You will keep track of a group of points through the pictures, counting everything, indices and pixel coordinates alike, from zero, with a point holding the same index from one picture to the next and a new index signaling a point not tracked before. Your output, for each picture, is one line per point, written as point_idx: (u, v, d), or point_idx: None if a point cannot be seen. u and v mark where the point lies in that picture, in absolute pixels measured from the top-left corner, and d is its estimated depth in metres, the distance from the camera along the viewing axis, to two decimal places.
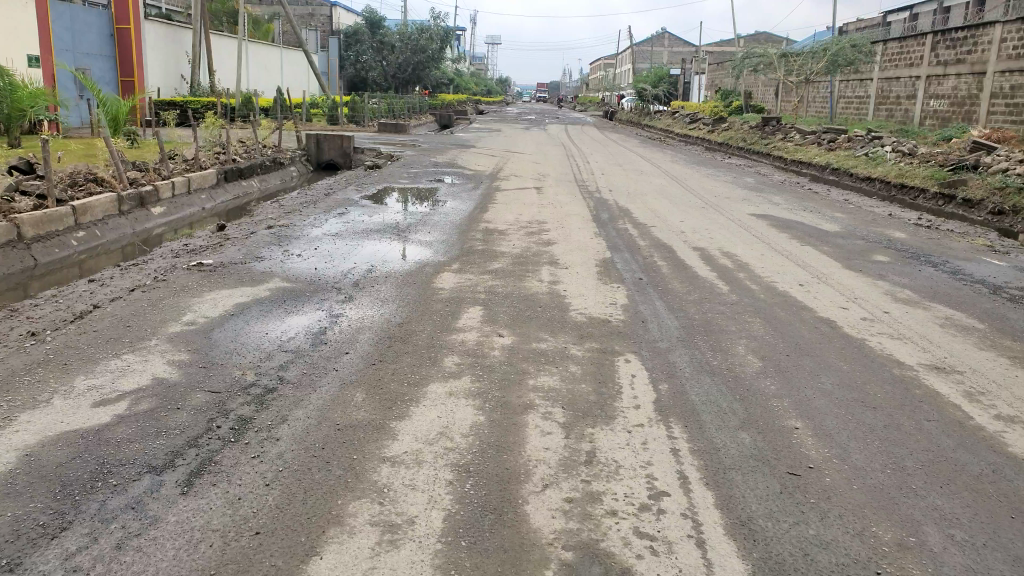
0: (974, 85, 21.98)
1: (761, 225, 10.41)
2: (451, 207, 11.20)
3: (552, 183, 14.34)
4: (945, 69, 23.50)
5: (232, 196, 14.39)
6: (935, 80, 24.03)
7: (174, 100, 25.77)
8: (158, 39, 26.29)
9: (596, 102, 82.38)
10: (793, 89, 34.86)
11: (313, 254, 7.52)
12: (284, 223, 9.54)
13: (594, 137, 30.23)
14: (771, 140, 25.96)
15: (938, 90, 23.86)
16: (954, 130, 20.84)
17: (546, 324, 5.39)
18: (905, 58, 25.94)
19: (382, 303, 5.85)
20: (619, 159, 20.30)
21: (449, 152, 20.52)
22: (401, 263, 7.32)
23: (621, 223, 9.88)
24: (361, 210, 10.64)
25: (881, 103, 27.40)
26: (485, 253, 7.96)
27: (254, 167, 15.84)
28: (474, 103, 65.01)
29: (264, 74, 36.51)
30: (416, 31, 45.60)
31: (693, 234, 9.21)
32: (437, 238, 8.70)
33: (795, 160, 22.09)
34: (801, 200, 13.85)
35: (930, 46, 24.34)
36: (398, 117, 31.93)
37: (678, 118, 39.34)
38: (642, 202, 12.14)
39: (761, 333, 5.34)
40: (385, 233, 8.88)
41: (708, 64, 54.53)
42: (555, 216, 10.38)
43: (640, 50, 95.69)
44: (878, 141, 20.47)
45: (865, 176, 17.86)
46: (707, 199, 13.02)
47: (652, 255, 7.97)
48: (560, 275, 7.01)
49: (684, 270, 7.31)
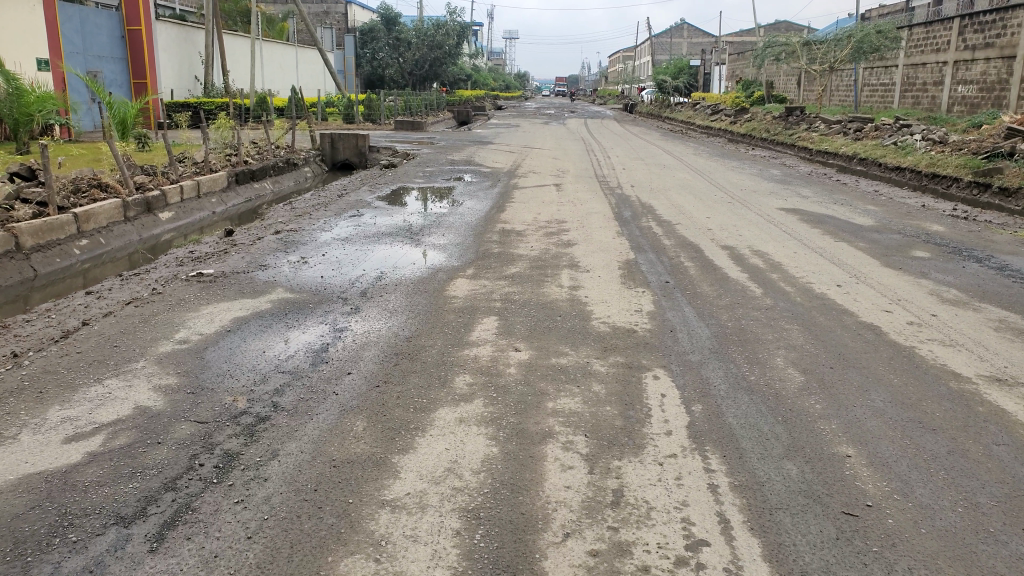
0: (1004, 69, 21.11)
1: (791, 220, 9.87)
2: (467, 206, 10.81)
3: (572, 179, 13.91)
4: (973, 53, 22.63)
5: (244, 199, 14.14)
6: (963, 65, 23.17)
7: (188, 102, 25.72)
8: (170, 40, 26.31)
9: (615, 95, 81.61)
10: (816, 78, 34.02)
11: (321, 262, 7.22)
12: (293, 227, 9.23)
13: (614, 130, 29.73)
14: (795, 130, 25.28)
15: (966, 76, 22.99)
16: (984, 117, 20.05)
17: (563, 335, 4.95)
18: (931, 43, 24.98)
19: (390, 313, 5.52)
20: (639, 153, 19.78)
21: (465, 150, 20.13)
22: (413, 269, 6.96)
23: (644, 222, 9.43)
24: (372, 211, 10.30)
25: (908, 90, 26.52)
26: (500, 256, 7.56)
27: (267, 169, 15.58)
28: (492, 99, 64.52)
29: (279, 74, 36.52)
30: (432, 28, 45.26)
31: (721, 232, 8.72)
32: (452, 240, 8.33)
33: (822, 149, 21.39)
34: (829, 192, 13.25)
35: (958, 31, 23.42)
36: (415, 115, 31.71)
37: (698, 109, 38.63)
38: (664, 198, 11.66)
39: (800, 342, 4.84)
40: (397, 236, 8.54)
41: (729, 54, 53.54)
42: (574, 215, 9.96)
43: (659, 42, 94.62)
44: (907, 129, 19.72)
45: (894, 166, 17.19)
46: (732, 193, 12.49)
47: (678, 255, 7.51)
48: (580, 279, 6.59)
49: (713, 271, 6.84)
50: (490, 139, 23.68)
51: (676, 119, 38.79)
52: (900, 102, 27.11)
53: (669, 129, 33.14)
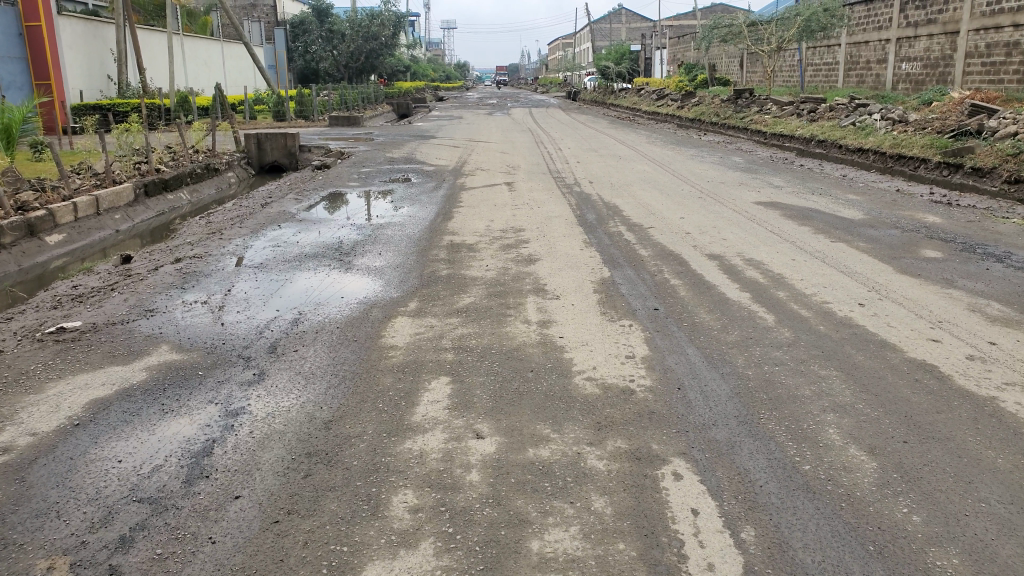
0: (948, 45, 20.68)
1: (773, 217, 8.82)
2: (409, 214, 9.42)
3: (524, 177, 12.65)
4: (916, 30, 22.14)
5: (156, 213, 12.44)
6: (906, 42, 22.68)
7: (98, 103, 23.45)
8: (77, 36, 23.95)
9: (557, 83, 80.57)
10: (760, 59, 33.44)
11: (223, 301, 5.81)
12: (198, 251, 7.72)
13: (562, 120, 28.52)
14: (747, 113, 24.52)
15: (909, 53, 22.53)
16: (932, 94, 19.57)
17: (539, 406, 3.69)
18: (872, 21, 24.49)
19: (308, 380, 4.18)
20: (591, 144, 18.66)
21: (405, 146, 18.66)
22: (340, 306, 5.59)
23: (612, 226, 8.26)
24: (297, 225, 8.84)
25: (851, 69, 26.06)
26: (449, 281, 6.24)
27: (182, 177, 13.85)
28: (433, 90, 62.66)
29: (203, 71, 34.25)
30: (366, 18, 42.99)
31: (702, 236, 7.59)
32: (389, 261, 6.98)
33: (776, 133, 20.63)
34: (801, 180, 12.33)
35: (899, 8, 22.91)
36: (352, 110, 30.10)
37: (644, 95, 37.79)
38: (629, 195, 10.52)
39: (851, 402, 3.70)
40: (324, 258, 7.14)
41: (670, 38, 52.91)
42: (533, 221, 8.71)
43: (599, 30, 94.03)
44: (863, 109, 19.04)
45: (856, 147, 16.41)
46: (700, 186, 11.42)
47: (661, 270, 6.34)
48: (549, 310, 5.34)
49: (707, 291, 5.68)
50: (431, 133, 22.20)
51: (621, 105, 37.88)
52: (844, 82, 26.69)
53: (617, 116, 32.18)
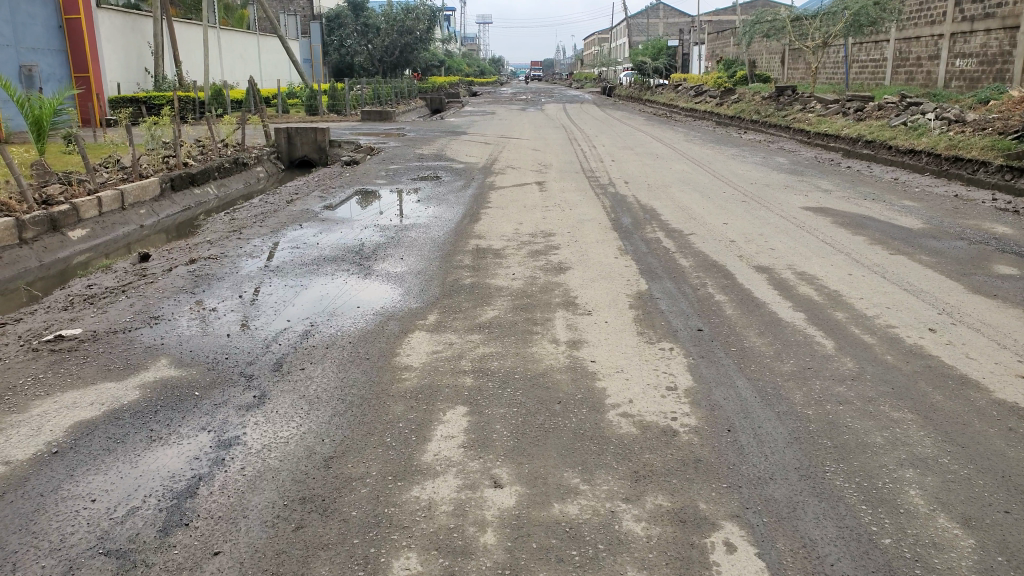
0: (1007, 41, 19.62)
1: (825, 224, 8.23)
2: (434, 215, 9.02)
3: (556, 175, 12.20)
4: (971, 25, 21.09)
5: (182, 207, 12.26)
6: (960, 38, 21.64)
7: (134, 96, 23.52)
8: (116, 29, 24.07)
9: (592, 80, 79.73)
10: (803, 55, 32.38)
11: (233, 308, 5.47)
12: (215, 251, 7.41)
13: (597, 116, 27.93)
14: (789, 111, 23.65)
15: (965, 49, 21.47)
16: (990, 92, 18.57)
17: (566, 449, 3.25)
18: (925, 15, 23.42)
19: (312, 407, 3.78)
20: (626, 141, 18.09)
21: (435, 142, 18.30)
22: (355, 318, 5.20)
23: (649, 231, 7.76)
24: (318, 226, 8.49)
25: (900, 66, 25.01)
26: (473, 291, 5.82)
27: (210, 171, 13.68)
28: (466, 85, 62.26)
29: (239, 64, 34.38)
30: (401, 12, 42.85)
31: (747, 245, 7.05)
32: (410, 266, 6.59)
33: (820, 132, 19.80)
34: (850, 183, 11.66)
35: (954, 1, 21.90)
36: (385, 104, 29.93)
37: (680, 92, 36.94)
38: (666, 197, 9.97)
39: (933, 455, 3.17)
40: (343, 262, 6.77)
41: (709, 34, 51.76)
42: (564, 225, 8.24)
43: (637, 26, 92.82)
44: (916, 108, 18.13)
45: (907, 148, 15.57)
46: (742, 188, 10.80)
47: (704, 283, 5.82)
48: (579, 327, 4.87)
49: (757, 310, 5.17)
50: (463, 129, 21.82)
51: (658, 102, 37.02)
52: (892, 79, 25.61)
53: (653, 113, 31.43)
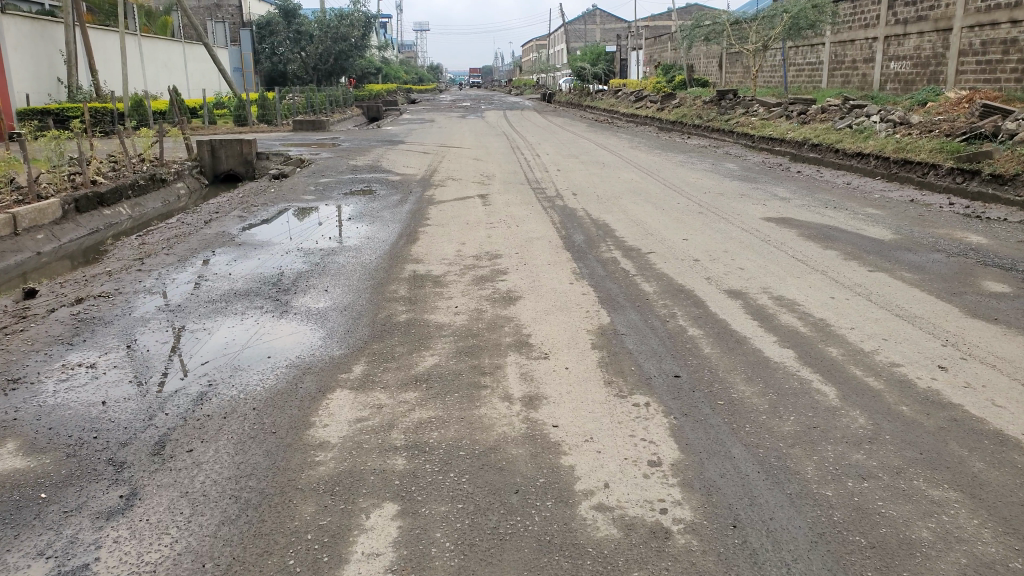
0: (939, 43, 19.79)
1: (792, 238, 7.70)
2: (365, 236, 8.10)
3: (499, 187, 11.44)
4: (905, 28, 21.25)
5: (89, 230, 10.99)
6: (894, 40, 21.80)
7: (47, 108, 21.70)
8: (24, 36, 22.27)
9: (532, 85, 79.53)
10: (741, 59, 32.52)
11: (115, 361, 4.45)
12: (107, 286, 6.31)
13: (540, 123, 27.32)
14: (731, 115, 23.52)
15: (898, 52, 21.65)
16: (926, 94, 18.77)
17: (530, 570, 2.47)
18: (860, 19, 23.57)
19: (195, 510, 2.85)
20: (572, 148, 17.45)
21: (371, 152, 17.31)
22: (265, 374, 4.24)
23: (606, 250, 7.08)
24: (233, 252, 7.48)
25: (836, 69, 25.20)
26: (407, 330, 4.96)
27: (123, 189, 12.41)
28: (404, 92, 61.05)
29: (162, 72, 32.49)
30: (336, 18, 41.57)
31: (713, 264, 6.41)
32: (335, 300, 5.69)
33: (765, 136, 19.62)
34: (806, 190, 11.23)
35: (887, 5, 22.07)
36: (319, 112, 28.74)
37: (621, 97, 36.75)
38: (620, 210, 9.32)
39: (1001, 558, 2.48)
40: (256, 297, 5.81)
41: (646, 38, 51.93)
42: (511, 245, 7.47)
43: (574, 32, 93.14)
44: (860, 110, 18.06)
45: (855, 151, 15.40)
46: (697, 198, 10.24)
47: (674, 314, 5.12)
48: (536, 376, 4.08)
49: (738, 349, 4.49)
50: (401, 138, 20.88)
51: (599, 108, 36.71)
52: (829, 82, 25.81)
53: (594, 119, 31.02)
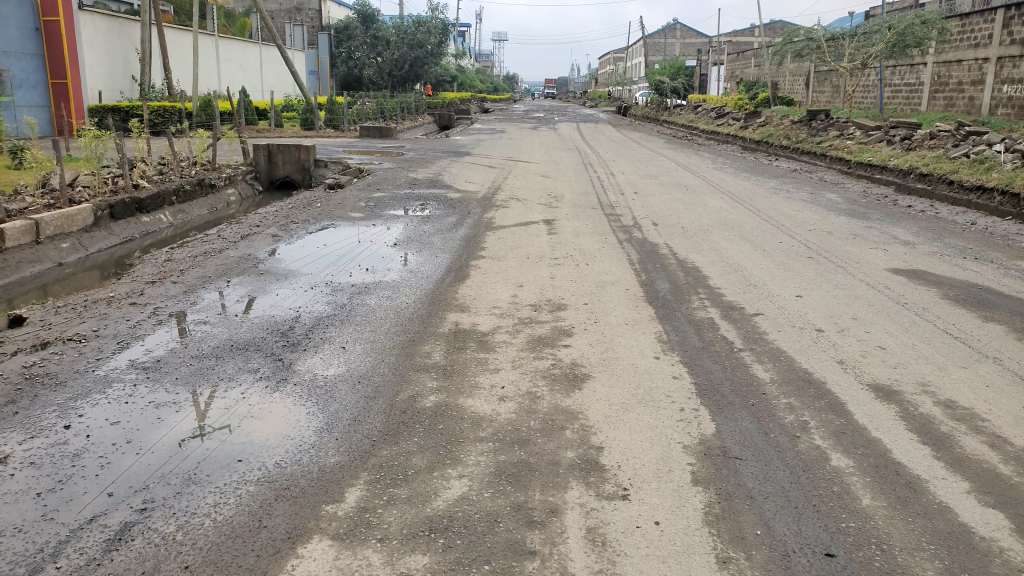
0: None
1: (934, 298, 6.05)
2: (405, 269, 6.85)
3: (569, 211, 10.09)
4: (1021, 49, 18.95)
5: (121, 239, 10.17)
6: (1008, 62, 19.48)
7: (119, 104, 21.64)
8: (100, 34, 22.27)
9: (607, 97, 77.73)
10: (833, 78, 30.21)
11: (34, 456, 3.34)
12: (86, 324, 5.29)
13: (613, 137, 25.78)
14: (825, 137, 21.49)
15: (1013, 74, 19.31)
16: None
17: None
18: (969, 38, 21.17)
19: None
20: (650, 168, 15.92)
21: (435, 163, 16.23)
22: (221, 495, 3.03)
23: (698, 306, 5.62)
24: (250, 284, 6.38)
25: (938, 91, 22.71)
26: (433, 425, 3.66)
27: (165, 196, 11.60)
28: (477, 100, 60.37)
29: (237, 73, 32.58)
30: (413, 25, 40.85)
31: (843, 341, 4.86)
32: (349, 365, 4.48)
33: (864, 162, 17.64)
34: (930, 232, 9.41)
35: (1002, 23, 19.79)
36: (389, 118, 27.93)
37: (701, 112, 34.82)
38: (710, 249, 7.82)
39: None
40: (254, 354, 4.67)
41: (729, 53, 49.60)
42: (578, 291, 6.10)
43: (654, 44, 90.82)
44: (978, 137, 15.86)
45: (974, 184, 13.36)
46: (801, 237, 8.63)
47: (805, 424, 3.65)
48: (609, 540, 2.71)
49: (915, 501, 2.99)
50: (468, 148, 19.77)
51: (677, 124, 34.89)
52: (929, 105, 23.27)
53: (672, 135, 29.29)
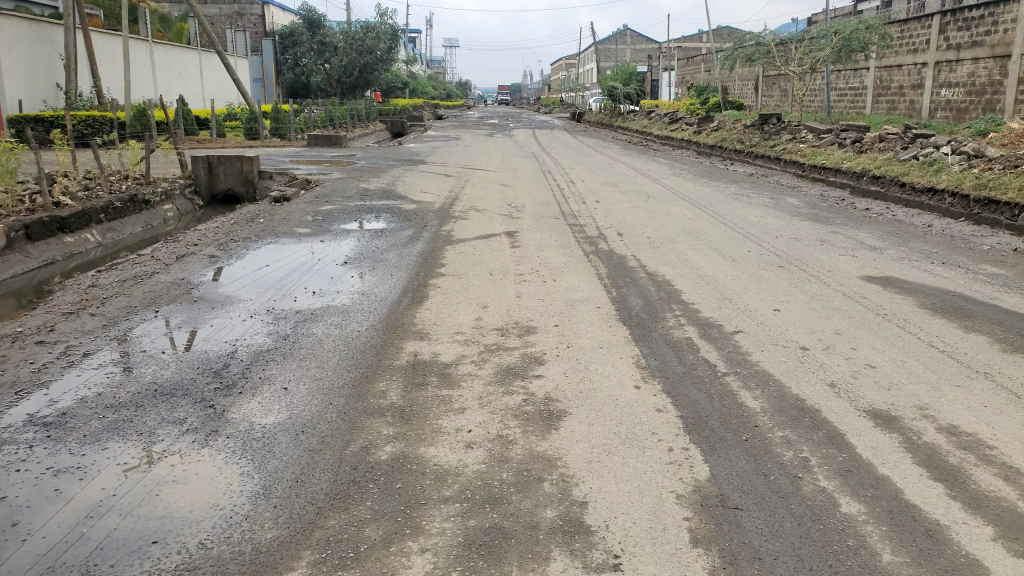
0: (998, 70, 17.89)
1: (916, 308, 5.79)
2: (356, 291, 6.33)
3: (529, 223, 9.68)
4: (959, 53, 19.35)
5: (41, 263, 9.36)
6: (946, 66, 19.89)
7: (45, 115, 20.45)
8: (18, 38, 21.06)
9: (559, 104, 77.95)
10: (780, 82, 30.60)
11: None
12: None
13: (568, 144, 25.57)
14: (777, 140, 21.65)
15: (950, 78, 19.73)
16: (985, 124, 16.76)
17: None
18: (908, 43, 21.56)
19: None
20: (609, 175, 15.66)
21: (387, 174, 15.65)
22: None
23: (674, 325, 5.25)
24: (182, 313, 5.78)
25: (881, 95, 23.08)
26: (389, 484, 3.19)
27: (92, 214, 10.79)
28: (431, 108, 59.73)
29: (175, 81, 31.41)
30: (360, 30, 39.61)
31: (833, 361, 4.53)
32: (292, 411, 3.96)
33: (817, 165, 17.74)
34: (896, 237, 9.27)
35: (938, 28, 20.18)
36: (338, 127, 27.14)
37: (653, 118, 34.95)
38: (679, 260, 7.49)
39: None
40: (180, 401, 4.14)
41: (678, 59, 50.07)
42: (544, 310, 5.68)
43: (603, 51, 91.52)
44: (926, 139, 16.03)
45: (926, 186, 13.42)
46: (769, 245, 8.38)
47: (808, 462, 3.28)
48: None
49: (942, 555, 2.64)
50: (421, 158, 19.23)
51: (630, 130, 34.95)
52: (873, 108, 23.66)
53: (626, 141, 29.27)
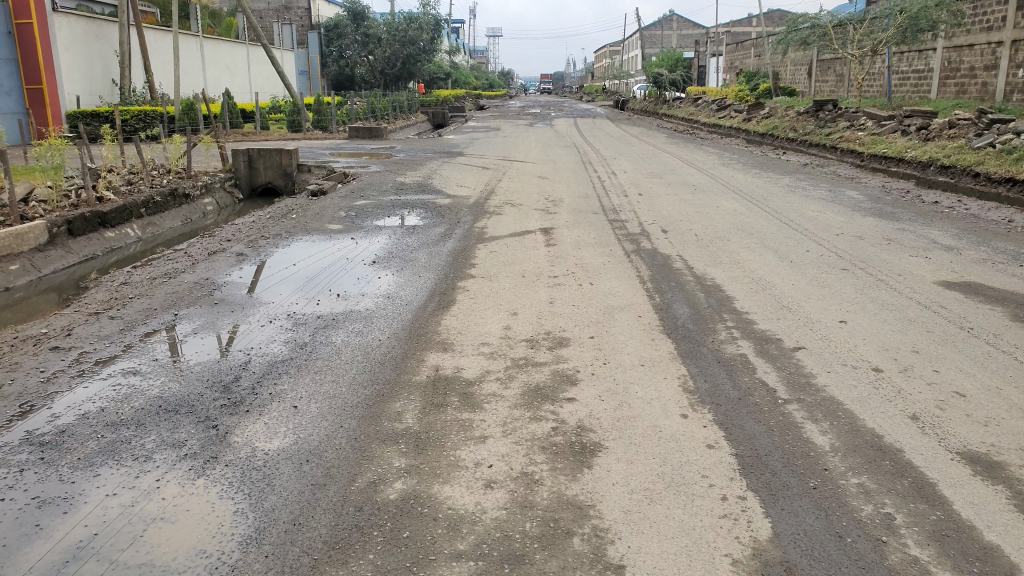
0: None
1: (1004, 321, 5.12)
2: (380, 294, 5.94)
3: (569, 218, 9.17)
4: None
5: (81, 258, 9.26)
6: None
7: (100, 110, 20.74)
8: (77, 36, 21.42)
9: (604, 92, 76.70)
10: (836, 66, 29.20)
11: None
12: None
13: (612, 133, 24.85)
14: (833, 128, 20.53)
15: None
16: None
17: None
18: (981, 21, 20.13)
19: None
20: (653, 166, 14.99)
21: (425, 166, 15.30)
22: None
23: (727, 339, 4.70)
24: (201, 317, 5.48)
25: (948, 78, 21.71)
26: (396, 532, 2.76)
27: (133, 208, 10.71)
28: (472, 98, 59.34)
29: (225, 75, 31.71)
30: (404, 22, 40.36)
31: (912, 387, 3.93)
32: (298, 435, 3.56)
33: (878, 154, 16.70)
34: (973, 234, 8.46)
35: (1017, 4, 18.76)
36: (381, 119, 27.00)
37: (701, 106, 33.84)
38: (731, 261, 6.88)
39: None
40: (183, 419, 3.76)
41: (727, 44, 48.53)
42: (582, 319, 5.19)
43: (650, 37, 89.68)
44: (1002, 125, 14.90)
45: (1004, 177, 12.41)
46: (829, 243, 7.70)
47: (892, 521, 2.73)
48: None
49: None
50: (460, 149, 18.85)
51: (676, 118, 33.90)
52: (939, 93, 22.27)
53: (672, 130, 28.36)
